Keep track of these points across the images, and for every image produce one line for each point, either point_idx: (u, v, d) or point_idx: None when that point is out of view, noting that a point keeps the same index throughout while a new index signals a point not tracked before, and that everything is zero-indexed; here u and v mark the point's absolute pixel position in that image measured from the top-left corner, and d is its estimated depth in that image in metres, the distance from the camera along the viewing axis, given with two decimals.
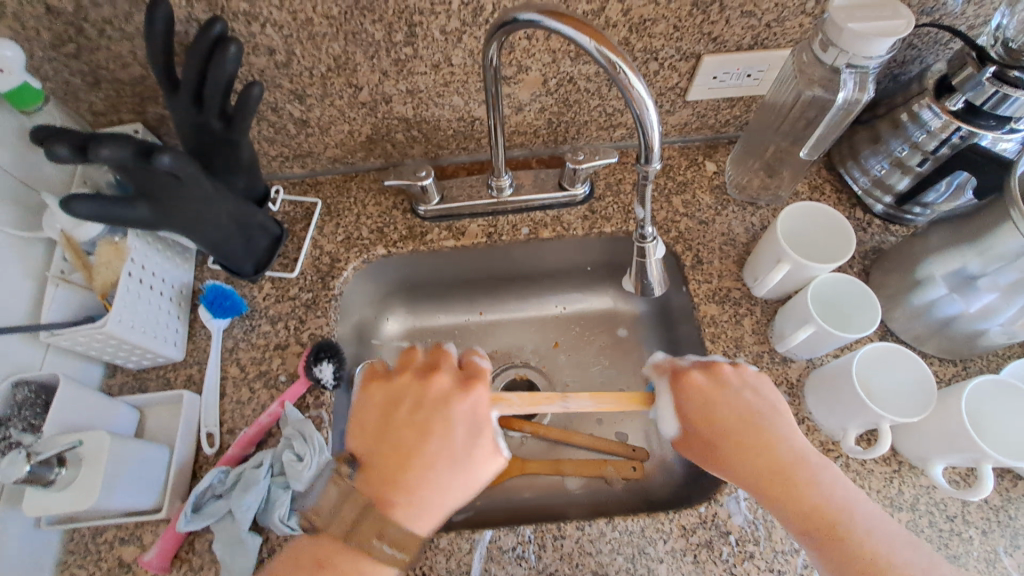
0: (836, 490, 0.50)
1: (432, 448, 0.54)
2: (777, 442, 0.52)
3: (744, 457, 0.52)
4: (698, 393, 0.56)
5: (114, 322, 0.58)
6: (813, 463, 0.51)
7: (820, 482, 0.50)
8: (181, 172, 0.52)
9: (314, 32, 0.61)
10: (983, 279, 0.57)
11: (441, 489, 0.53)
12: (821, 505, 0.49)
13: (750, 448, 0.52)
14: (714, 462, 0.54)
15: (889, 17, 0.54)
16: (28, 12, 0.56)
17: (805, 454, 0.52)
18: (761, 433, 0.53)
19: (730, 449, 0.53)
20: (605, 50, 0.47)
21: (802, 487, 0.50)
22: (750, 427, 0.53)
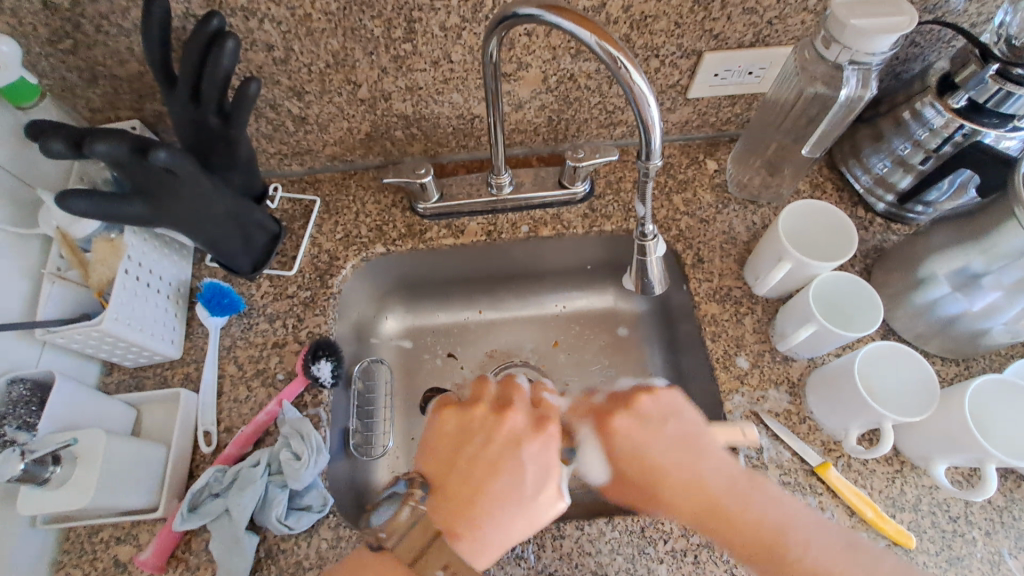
0: (772, 510, 0.51)
1: (503, 490, 0.52)
2: (705, 472, 0.53)
3: (669, 492, 0.53)
4: (622, 429, 0.56)
5: (111, 320, 0.57)
6: (742, 490, 0.52)
7: (753, 506, 0.51)
8: (178, 167, 0.52)
9: (313, 28, 0.60)
10: (987, 277, 0.56)
11: (507, 527, 0.51)
12: (756, 533, 0.50)
13: (673, 483, 0.53)
14: (648, 505, 0.55)
15: (892, 13, 0.53)
16: (24, 7, 0.56)
17: (728, 476, 0.53)
18: (672, 469, 0.53)
19: (656, 489, 0.53)
20: (605, 44, 0.47)
21: (740, 513, 0.51)
22: (663, 466, 0.53)
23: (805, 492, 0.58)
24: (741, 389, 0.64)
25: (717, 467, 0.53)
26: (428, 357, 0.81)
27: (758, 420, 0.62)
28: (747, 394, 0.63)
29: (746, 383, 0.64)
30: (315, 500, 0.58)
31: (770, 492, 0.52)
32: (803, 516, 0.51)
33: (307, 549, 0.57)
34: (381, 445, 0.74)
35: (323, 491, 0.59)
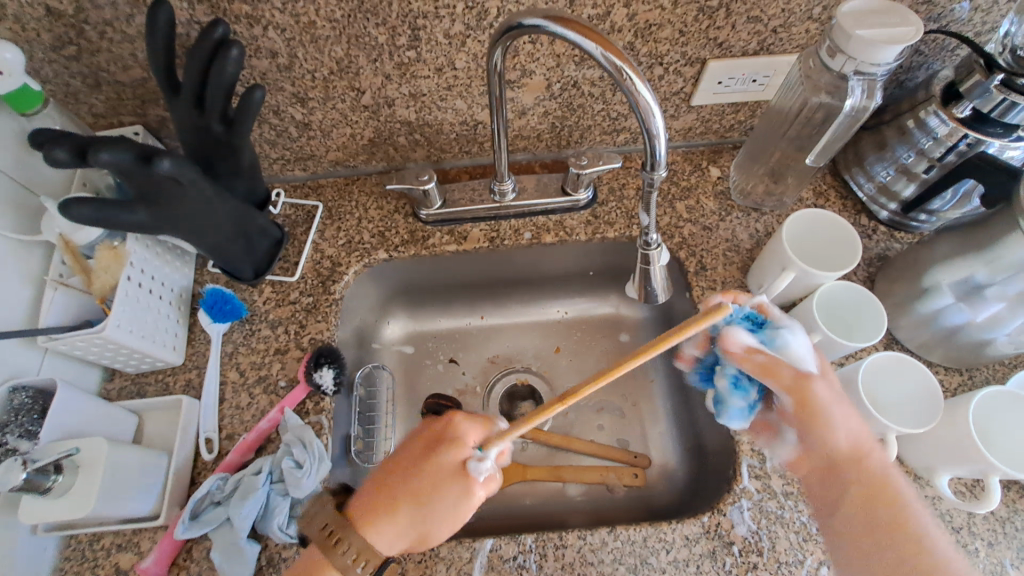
0: (903, 491, 0.46)
1: (406, 476, 0.53)
2: (838, 429, 0.47)
3: (819, 429, 0.47)
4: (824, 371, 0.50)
5: (113, 327, 0.57)
6: (878, 464, 0.47)
7: (888, 474, 0.46)
8: (182, 176, 0.52)
9: (316, 35, 0.60)
10: (990, 288, 0.56)
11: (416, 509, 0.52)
12: (885, 493, 0.45)
13: (822, 428, 0.47)
14: (815, 423, 0.47)
15: (897, 24, 0.53)
16: (29, 13, 0.56)
17: (870, 448, 0.47)
18: (824, 415, 0.47)
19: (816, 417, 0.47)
20: (610, 55, 0.46)
21: (876, 485, 0.46)
22: (831, 409, 0.47)
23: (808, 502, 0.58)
24: None
25: (858, 432, 0.47)
26: (430, 363, 0.81)
27: None
28: None
29: None
30: None
31: (895, 473, 0.47)
32: (926, 508, 0.45)
33: None
34: (382, 452, 0.74)
35: None
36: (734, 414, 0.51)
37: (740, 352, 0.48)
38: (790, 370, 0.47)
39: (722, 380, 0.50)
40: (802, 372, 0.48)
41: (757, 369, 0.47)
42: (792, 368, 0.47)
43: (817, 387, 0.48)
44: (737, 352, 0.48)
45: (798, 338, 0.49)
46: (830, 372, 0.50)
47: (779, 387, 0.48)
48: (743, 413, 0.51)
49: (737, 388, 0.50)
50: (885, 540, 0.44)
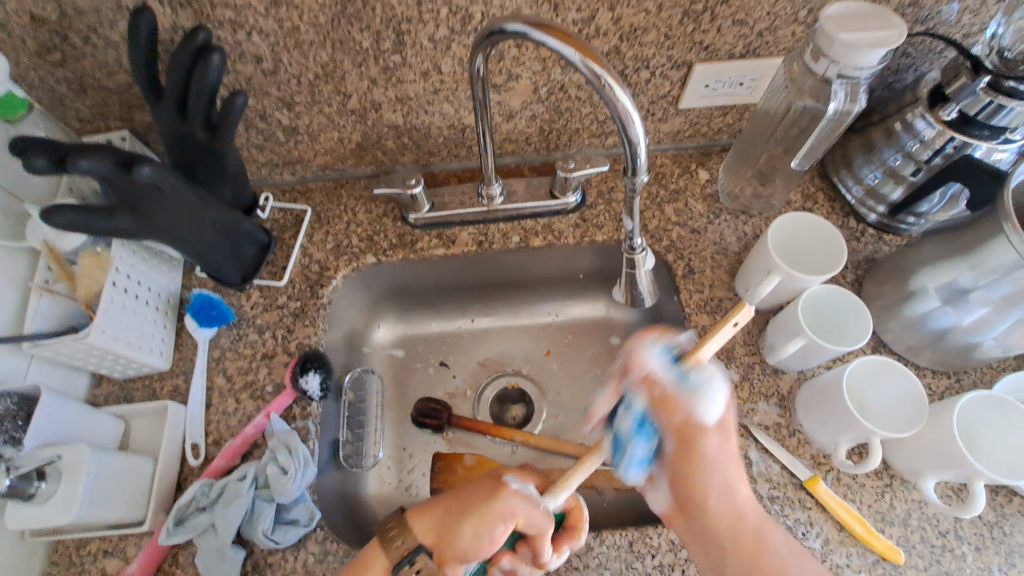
0: (773, 538, 0.52)
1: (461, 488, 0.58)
2: (713, 493, 0.52)
3: (696, 487, 0.53)
4: (723, 439, 0.53)
5: (97, 333, 0.57)
6: (753, 523, 0.52)
7: (761, 539, 0.52)
8: (162, 182, 0.52)
9: (301, 40, 0.60)
10: (974, 292, 0.56)
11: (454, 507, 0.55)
12: (756, 551, 0.51)
13: (699, 483, 0.53)
14: (710, 468, 0.53)
15: (880, 27, 0.53)
16: (13, 21, 0.56)
17: (740, 499, 0.53)
18: (706, 466, 0.53)
19: (694, 468, 0.52)
20: (590, 62, 0.46)
21: (751, 548, 0.51)
22: (702, 464, 0.53)
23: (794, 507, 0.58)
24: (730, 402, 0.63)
25: (736, 494, 0.53)
26: (420, 366, 0.81)
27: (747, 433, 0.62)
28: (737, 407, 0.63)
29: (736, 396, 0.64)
30: (302, 514, 0.58)
31: (767, 534, 0.52)
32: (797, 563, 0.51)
33: (294, 562, 0.57)
34: (372, 456, 0.74)
35: (309, 504, 0.59)
36: (633, 464, 0.54)
37: (643, 376, 0.55)
38: (687, 410, 0.52)
39: (626, 423, 0.54)
40: (698, 419, 0.52)
41: (656, 400, 0.53)
42: (692, 408, 0.52)
43: (708, 440, 0.52)
44: (642, 378, 0.54)
45: (720, 388, 0.53)
46: (729, 428, 0.55)
47: (671, 421, 0.53)
48: (643, 462, 0.54)
49: (641, 428, 0.53)
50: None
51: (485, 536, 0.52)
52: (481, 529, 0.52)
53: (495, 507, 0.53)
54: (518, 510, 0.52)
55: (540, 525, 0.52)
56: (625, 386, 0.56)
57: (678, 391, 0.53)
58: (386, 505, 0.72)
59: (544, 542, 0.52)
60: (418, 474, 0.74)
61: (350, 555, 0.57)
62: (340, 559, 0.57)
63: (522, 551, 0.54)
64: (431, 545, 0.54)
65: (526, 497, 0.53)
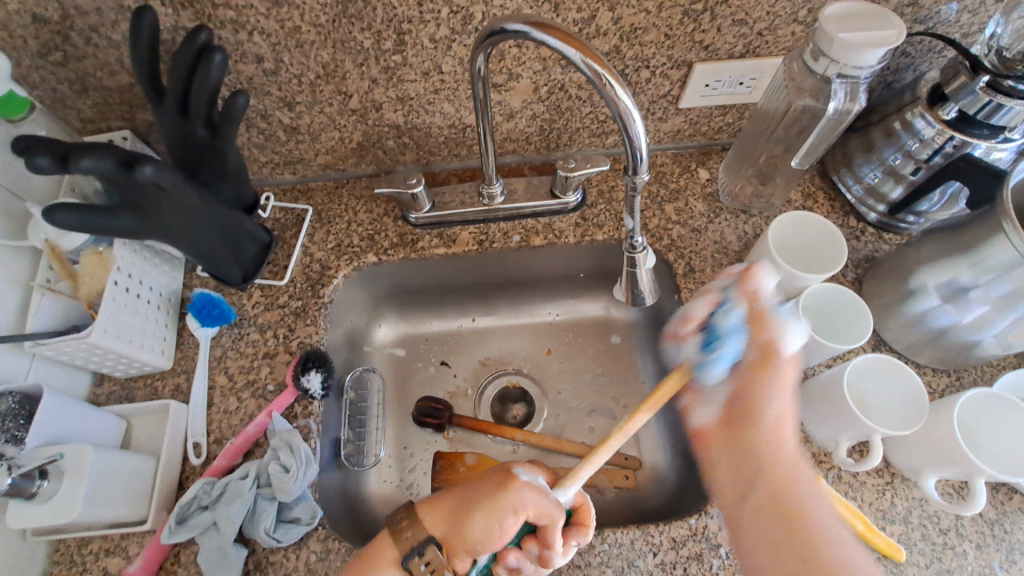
0: (807, 487, 0.49)
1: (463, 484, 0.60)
2: (772, 402, 0.51)
3: (757, 386, 0.51)
4: (794, 371, 0.52)
5: (99, 332, 0.57)
6: (790, 460, 0.50)
7: (805, 489, 0.49)
8: (164, 181, 0.52)
9: (302, 40, 0.60)
10: (974, 291, 0.56)
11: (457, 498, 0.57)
12: (792, 497, 0.48)
13: (758, 390, 0.51)
14: (781, 393, 0.51)
15: (879, 27, 0.53)
16: (15, 20, 0.56)
17: (784, 438, 0.51)
18: (774, 383, 0.51)
19: (769, 374, 0.51)
20: (590, 62, 0.47)
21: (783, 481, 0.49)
22: (776, 385, 0.51)
23: None
24: None
25: (784, 433, 0.51)
26: (422, 365, 0.81)
27: None
28: None
29: None
30: (304, 512, 0.58)
31: (810, 490, 0.49)
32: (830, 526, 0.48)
33: (296, 561, 0.57)
34: (373, 455, 0.74)
35: (311, 503, 0.59)
36: (721, 361, 0.52)
37: (750, 291, 0.53)
38: (773, 331, 0.52)
39: (724, 320, 0.52)
40: (782, 346, 0.51)
41: (751, 316, 0.53)
42: (778, 329, 0.52)
43: (784, 364, 0.51)
44: (749, 290, 0.54)
45: (799, 323, 0.53)
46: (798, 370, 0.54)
47: (757, 337, 0.52)
48: (729, 361, 0.52)
49: (733, 324, 0.52)
50: (787, 536, 0.47)
51: (495, 525, 0.53)
52: (491, 520, 0.53)
53: (506, 498, 0.54)
54: (528, 501, 0.54)
55: (552, 516, 0.53)
56: (725, 295, 0.55)
57: (772, 314, 0.52)
58: (388, 504, 0.72)
59: (554, 533, 0.53)
60: (420, 473, 0.74)
61: (351, 554, 0.57)
62: (341, 558, 0.57)
63: (529, 548, 0.54)
64: (440, 536, 0.54)
65: (536, 489, 0.55)
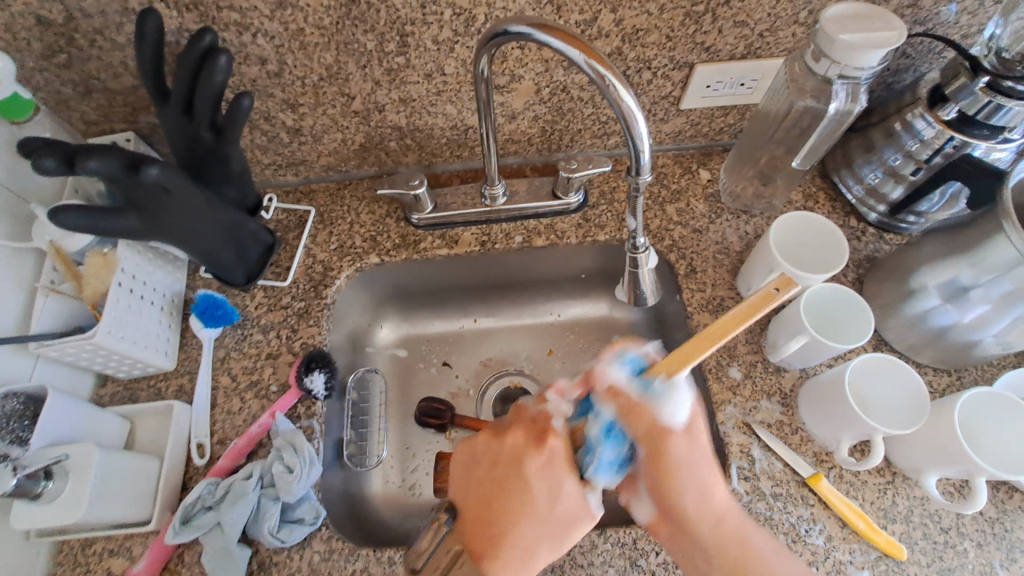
0: (758, 537, 0.50)
1: (474, 499, 0.52)
2: (688, 492, 0.50)
3: (675, 495, 0.50)
4: (693, 446, 0.50)
5: (104, 333, 0.58)
6: (733, 525, 0.50)
7: (751, 544, 0.50)
8: (169, 183, 0.52)
9: (306, 42, 0.61)
10: (975, 291, 0.56)
11: (525, 534, 0.51)
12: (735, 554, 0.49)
13: (671, 488, 0.50)
14: (687, 468, 0.50)
15: (880, 29, 0.54)
16: (19, 22, 0.56)
17: (726, 519, 0.51)
18: (679, 467, 0.50)
19: (671, 476, 0.50)
20: (593, 63, 0.47)
21: (732, 554, 0.50)
22: (676, 480, 0.50)
23: (797, 504, 0.59)
24: (733, 400, 0.64)
25: (713, 495, 0.51)
26: (424, 366, 0.82)
27: (750, 431, 0.62)
28: (739, 405, 0.63)
29: (739, 394, 0.64)
30: (308, 512, 0.58)
31: (752, 534, 0.51)
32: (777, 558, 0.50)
33: (299, 561, 0.57)
34: (376, 455, 0.74)
35: (315, 503, 0.59)
36: (602, 467, 0.51)
37: (608, 387, 0.51)
38: (652, 416, 0.49)
39: (595, 427, 0.50)
40: (666, 426, 0.49)
41: (623, 410, 0.49)
42: (656, 414, 0.49)
43: (676, 443, 0.49)
44: (608, 388, 0.51)
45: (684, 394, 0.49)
46: (701, 425, 0.51)
47: (637, 430, 0.49)
48: (613, 464, 0.51)
49: (608, 438, 0.50)
50: None
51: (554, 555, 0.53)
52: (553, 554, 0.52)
53: (584, 516, 0.51)
54: (596, 505, 0.52)
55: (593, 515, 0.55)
56: (592, 395, 0.52)
57: (645, 398, 0.49)
58: (391, 505, 0.72)
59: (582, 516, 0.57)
60: (422, 473, 0.75)
61: (356, 554, 0.57)
62: (345, 558, 0.57)
63: None
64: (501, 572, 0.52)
65: (592, 485, 0.53)
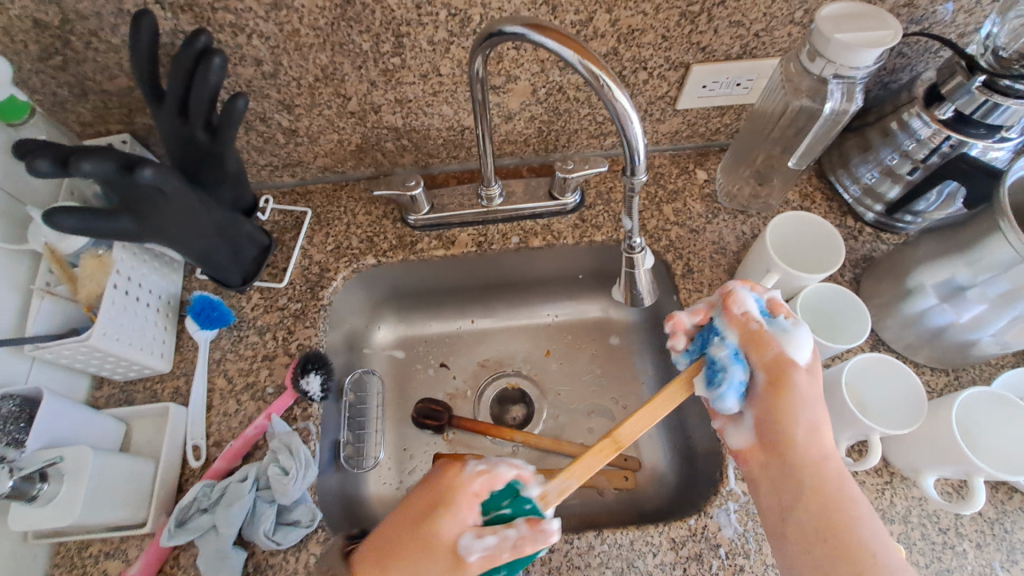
0: (856, 494, 0.47)
1: (400, 515, 0.53)
2: (802, 423, 0.49)
3: (787, 422, 0.49)
4: (812, 388, 0.49)
5: (99, 335, 0.57)
6: (836, 471, 0.47)
7: (851, 495, 0.46)
8: (165, 185, 0.52)
9: (301, 43, 0.61)
10: (972, 289, 0.56)
11: (393, 568, 0.49)
12: (836, 502, 0.46)
13: (788, 412, 0.49)
14: (807, 403, 0.49)
15: (876, 27, 0.53)
16: (16, 25, 0.56)
17: (830, 463, 0.48)
18: (797, 400, 0.49)
19: (793, 405, 0.49)
20: (588, 63, 0.47)
21: (830, 493, 0.46)
22: (798, 408, 0.49)
23: None
24: None
25: (823, 435, 0.49)
26: (421, 367, 0.81)
27: None
28: None
29: None
30: (304, 515, 0.58)
31: (853, 487, 0.47)
32: (876, 522, 0.46)
33: (295, 564, 0.57)
34: (373, 457, 0.74)
35: (311, 505, 0.59)
36: (732, 389, 0.49)
37: (742, 313, 0.51)
38: (778, 346, 0.50)
39: (722, 350, 0.50)
40: (791, 356, 0.49)
41: (750, 335, 0.50)
42: (783, 345, 0.49)
43: (798, 374, 0.49)
44: (738, 315, 0.51)
45: (807, 336, 0.50)
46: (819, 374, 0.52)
47: (764, 357, 0.50)
48: (739, 390, 0.49)
49: (737, 359, 0.49)
50: (830, 538, 0.45)
51: None
52: None
53: (444, 563, 0.48)
54: (467, 556, 0.48)
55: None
56: (718, 315, 0.52)
57: (773, 329, 0.50)
58: (388, 506, 0.72)
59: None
60: (419, 475, 0.74)
61: None
62: None
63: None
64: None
65: (474, 534, 0.49)
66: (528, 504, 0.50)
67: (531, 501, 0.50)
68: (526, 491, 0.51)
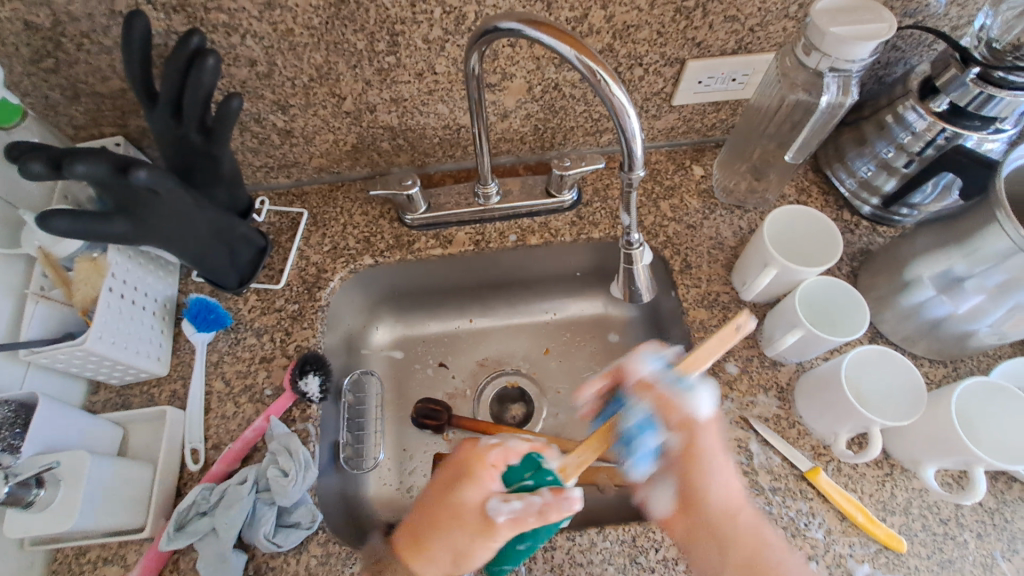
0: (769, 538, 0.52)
1: (427, 496, 0.55)
2: (711, 483, 0.53)
3: (698, 485, 0.53)
4: (714, 446, 0.54)
5: (94, 339, 0.57)
6: (749, 521, 0.52)
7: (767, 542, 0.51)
8: (159, 186, 0.52)
9: (295, 42, 0.60)
10: (970, 281, 0.56)
11: (430, 539, 0.51)
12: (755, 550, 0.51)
13: (698, 475, 0.53)
14: (712, 463, 0.53)
15: (870, 20, 0.54)
16: (7, 28, 0.55)
17: (739, 512, 0.53)
18: (705, 462, 0.53)
19: (697, 469, 0.53)
20: (584, 58, 0.47)
21: (748, 542, 0.51)
22: (705, 470, 0.53)
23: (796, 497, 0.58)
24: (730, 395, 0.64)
25: (729, 488, 0.53)
26: (420, 367, 0.81)
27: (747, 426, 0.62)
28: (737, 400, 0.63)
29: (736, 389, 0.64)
30: (304, 517, 0.58)
31: (764, 532, 0.52)
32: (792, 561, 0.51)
33: (296, 565, 0.57)
34: (372, 457, 0.74)
35: (311, 507, 0.58)
36: (643, 458, 0.53)
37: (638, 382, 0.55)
38: (683, 410, 0.53)
39: (631, 420, 0.53)
40: (696, 418, 0.53)
41: (659, 404, 0.53)
42: (688, 407, 0.53)
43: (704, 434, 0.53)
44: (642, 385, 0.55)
45: (704, 390, 0.54)
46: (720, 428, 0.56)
47: (674, 423, 0.53)
48: (650, 456, 0.53)
49: (643, 425, 0.52)
50: None
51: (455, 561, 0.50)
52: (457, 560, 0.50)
53: (474, 525, 0.50)
54: (495, 518, 0.49)
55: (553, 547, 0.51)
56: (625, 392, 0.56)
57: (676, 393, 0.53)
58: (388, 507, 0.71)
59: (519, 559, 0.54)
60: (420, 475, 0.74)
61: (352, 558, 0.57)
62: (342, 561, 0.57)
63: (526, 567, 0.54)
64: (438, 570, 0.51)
65: (500, 498, 0.51)
66: (549, 475, 0.52)
67: (551, 474, 0.52)
68: (546, 463, 0.53)
